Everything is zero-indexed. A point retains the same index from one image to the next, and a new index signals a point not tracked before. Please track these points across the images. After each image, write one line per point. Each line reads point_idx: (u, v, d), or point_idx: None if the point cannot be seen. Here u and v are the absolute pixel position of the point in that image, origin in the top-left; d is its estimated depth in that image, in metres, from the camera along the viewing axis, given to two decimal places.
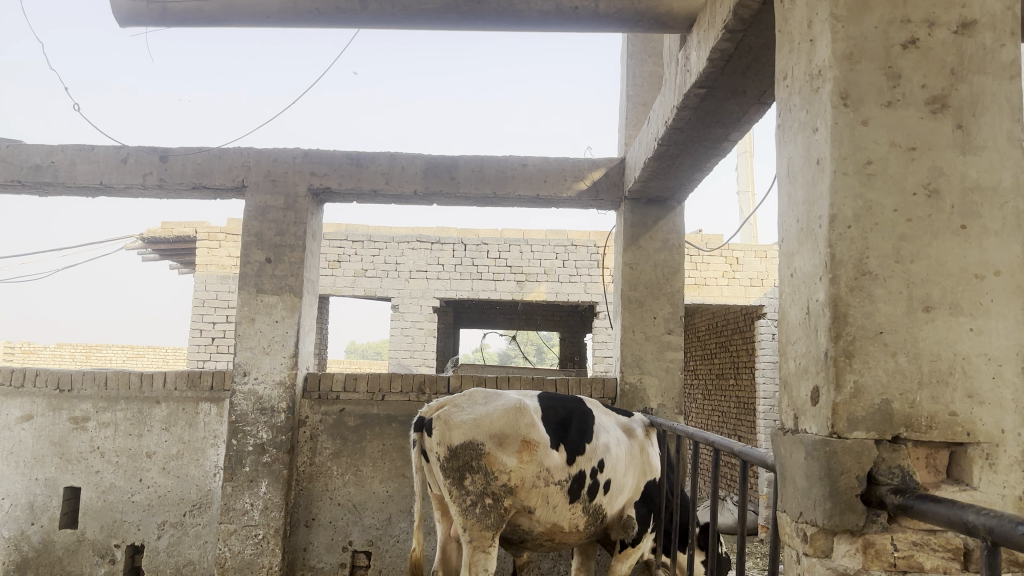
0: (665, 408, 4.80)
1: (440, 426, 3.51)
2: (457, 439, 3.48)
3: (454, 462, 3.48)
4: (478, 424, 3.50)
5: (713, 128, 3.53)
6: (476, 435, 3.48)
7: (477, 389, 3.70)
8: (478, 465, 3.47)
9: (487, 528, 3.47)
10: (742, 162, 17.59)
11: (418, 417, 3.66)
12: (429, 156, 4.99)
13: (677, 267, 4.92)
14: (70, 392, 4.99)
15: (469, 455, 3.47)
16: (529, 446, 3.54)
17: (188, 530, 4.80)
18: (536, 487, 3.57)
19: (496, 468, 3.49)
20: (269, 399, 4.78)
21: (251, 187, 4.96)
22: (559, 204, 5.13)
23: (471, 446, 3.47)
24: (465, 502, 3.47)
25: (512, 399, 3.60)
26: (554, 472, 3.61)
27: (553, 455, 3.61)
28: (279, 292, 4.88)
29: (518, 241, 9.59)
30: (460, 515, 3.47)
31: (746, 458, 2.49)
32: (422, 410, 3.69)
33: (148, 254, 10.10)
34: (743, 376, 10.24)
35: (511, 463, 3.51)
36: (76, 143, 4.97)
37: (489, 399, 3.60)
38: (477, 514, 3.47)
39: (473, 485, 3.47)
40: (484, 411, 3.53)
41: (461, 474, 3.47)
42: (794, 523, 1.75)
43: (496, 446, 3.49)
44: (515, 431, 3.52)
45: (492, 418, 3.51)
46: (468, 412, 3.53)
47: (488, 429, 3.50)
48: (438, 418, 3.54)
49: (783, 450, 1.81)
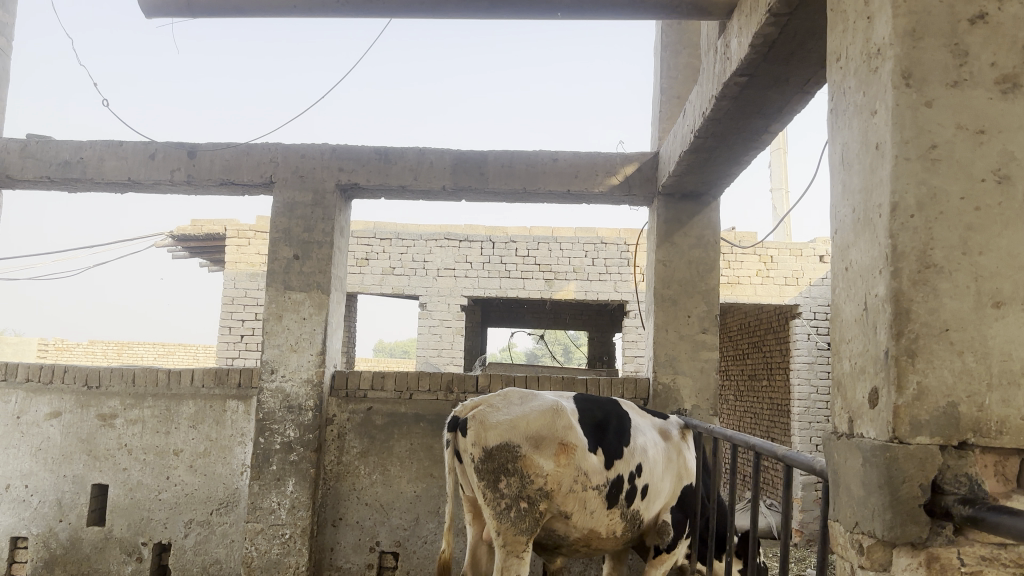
0: (699, 409, 4.68)
1: (475, 426, 3.43)
2: (492, 440, 3.40)
3: (489, 464, 3.40)
4: (514, 425, 3.40)
5: (753, 118, 3.41)
6: (512, 437, 3.39)
7: (513, 389, 3.62)
8: (513, 468, 3.38)
9: (521, 532, 3.38)
10: (775, 158, 17.32)
11: (452, 416, 3.57)
12: (458, 151, 4.91)
13: (712, 264, 4.79)
14: (99, 389, 4.99)
15: (504, 457, 3.38)
16: (566, 449, 3.44)
17: (215, 529, 4.77)
18: (572, 491, 3.46)
19: (531, 471, 3.39)
20: (297, 397, 4.73)
21: (278, 183, 4.91)
22: (590, 199, 5.02)
23: (507, 448, 3.38)
24: (500, 505, 3.38)
25: (549, 400, 3.51)
26: (592, 477, 3.50)
27: (591, 459, 3.50)
28: (306, 289, 4.83)
29: (546, 239, 9.49)
30: (494, 518, 3.39)
31: (789, 462, 2.38)
32: (456, 409, 3.61)
33: (178, 252, 10.16)
34: (777, 377, 10.05)
35: (547, 466, 3.41)
36: (106, 140, 4.97)
37: (526, 400, 3.51)
38: (511, 518, 3.38)
39: (508, 488, 3.38)
40: (520, 413, 3.44)
41: (495, 476, 3.39)
42: (848, 533, 1.64)
43: (533, 449, 3.40)
44: (552, 433, 3.42)
45: (528, 419, 3.42)
46: (504, 413, 3.45)
47: (524, 431, 3.40)
48: (473, 419, 3.45)
49: (837, 456, 1.70)
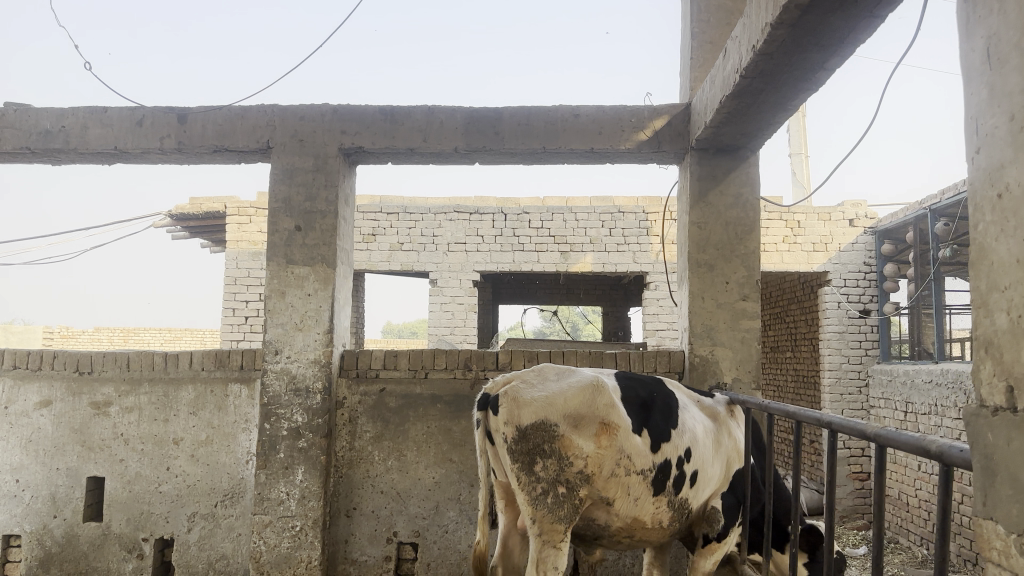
0: (740, 383, 4.30)
1: (507, 403, 3.07)
2: (526, 419, 3.04)
3: (523, 445, 3.04)
4: (550, 403, 3.04)
5: (808, 52, 3.02)
6: (549, 415, 3.03)
7: (548, 364, 3.26)
8: (550, 449, 3.02)
9: (560, 520, 3.04)
10: (793, 122, 16.81)
11: (482, 394, 3.22)
12: (471, 109, 4.50)
13: (752, 225, 4.39)
14: (91, 375, 4.65)
15: (541, 437, 3.03)
16: (608, 430, 3.06)
17: (220, 522, 4.44)
18: (615, 476, 3.09)
19: (570, 453, 3.03)
20: (304, 379, 4.37)
21: (277, 148, 4.52)
22: (615, 158, 4.61)
23: (543, 427, 3.02)
24: (535, 490, 3.04)
25: (589, 375, 3.14)
26: (636, 460, 3.12)
27: (636, 441, 3.12)
28: (310, 263, 4.46)
29: (561, 209, 9.08)
30: (529, 504, 3.04)
31: (887, 443, 1.97)
32: (486, 386, 3.26)
33: (178, 233, 9.81)
34: (804, 348, 9.69)
35: (588, 447, 3.04)
36: (89, 106, 4.60)
37: (563, 376, 3.15)
38: (548, 504, 3.03)
39: (544, 471, 3.03)
40: (557, 389, 3.07)
41: (530, 458, 3.04)
42: (1013, 538, 1.27)
43: (571, 428, 3.03)
44: (593, 411, 3.05)
45: (566, 396, 3.05)
46: (539, 389, 3.08)
47: (562, 408, 3.03)
48: (505, 395, 3.10)
49: (994, 436, 1.33)
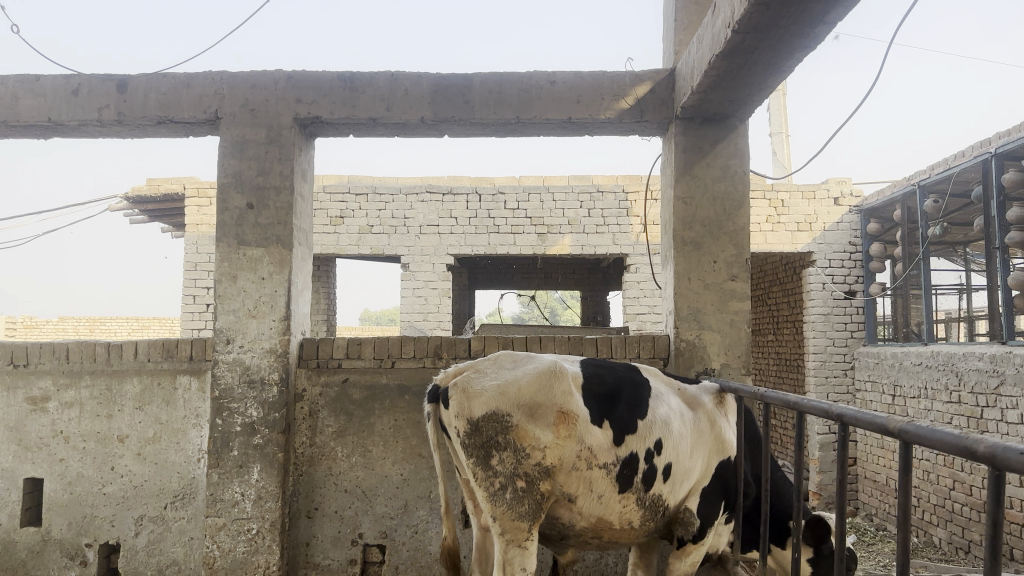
0: (729, 369, 4.01)
1: (457, 396, 2.79)
2: (477, 410, 2.75)
3: (476, 439, 2.76)
4: (503, 392, 2.75)
5: (808, 2, 2.71)
6: (501, 405, 2.74)
7: (506, 352, 2.97)
8: (505, 441, 2.74)
9: (522, 518, 2.75)
10: (773, 100, 16.58)
11: (432, 386, 2.95)
12: (438, 75, 4.15)
13: (740, 200, 4.09)
14: (27, 367, 4.27)
15: (493, 429, 2.74)
16: (567, 419, 2.77)
17: (170, 526, 4.09)
18: (576, 470, 2.80)
19: (527, 445, 2.74)
20: (258, 370, 4.02)
21: (225, 119, 4.15)
22: (594, 128, 4.28)
23: (496, 418, 2.74)
24: (493, 486, 2.75)
25: (548, 361, 2.84)
26: (599, 453, 2.83)
27: (597, 432, 2.83)
28: (264, 244, 4.10)
29: (537, 189, 8.74)
30: (488, 502, 2.76)
31: (922, 440, 1.66)
32: (437, 378, 2.99)
33: (136, 216, 9.38)
34: (787, 330, 9.49)
35: (545, 438, 2.74)
36: (19, 73, 4.19)
37: (519, 363, 2.86)
38: (508, 500, 2.74)
39: (501, 465, 2.74)
40: (511, 377, 2.79)
41: (485, 452, 2.75)
42: None
43: (527, 419, 2.74)
44: (550, 400, 2.76)
45: (520, 385, 2.76)
46: (491, 378, 2.80)
47: (515, 398, 2.75)
48: (454, 387, 2.81)
49: None
